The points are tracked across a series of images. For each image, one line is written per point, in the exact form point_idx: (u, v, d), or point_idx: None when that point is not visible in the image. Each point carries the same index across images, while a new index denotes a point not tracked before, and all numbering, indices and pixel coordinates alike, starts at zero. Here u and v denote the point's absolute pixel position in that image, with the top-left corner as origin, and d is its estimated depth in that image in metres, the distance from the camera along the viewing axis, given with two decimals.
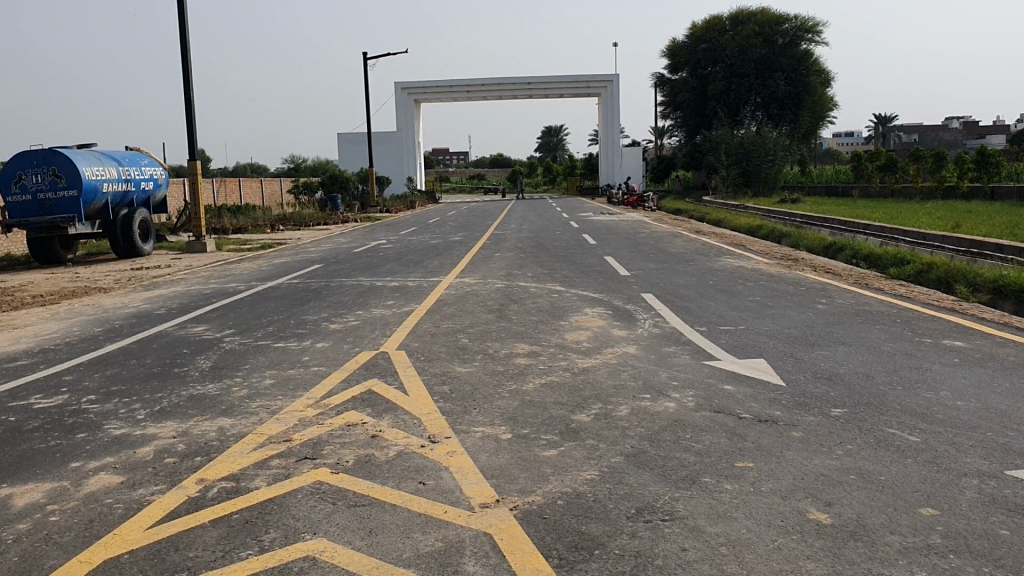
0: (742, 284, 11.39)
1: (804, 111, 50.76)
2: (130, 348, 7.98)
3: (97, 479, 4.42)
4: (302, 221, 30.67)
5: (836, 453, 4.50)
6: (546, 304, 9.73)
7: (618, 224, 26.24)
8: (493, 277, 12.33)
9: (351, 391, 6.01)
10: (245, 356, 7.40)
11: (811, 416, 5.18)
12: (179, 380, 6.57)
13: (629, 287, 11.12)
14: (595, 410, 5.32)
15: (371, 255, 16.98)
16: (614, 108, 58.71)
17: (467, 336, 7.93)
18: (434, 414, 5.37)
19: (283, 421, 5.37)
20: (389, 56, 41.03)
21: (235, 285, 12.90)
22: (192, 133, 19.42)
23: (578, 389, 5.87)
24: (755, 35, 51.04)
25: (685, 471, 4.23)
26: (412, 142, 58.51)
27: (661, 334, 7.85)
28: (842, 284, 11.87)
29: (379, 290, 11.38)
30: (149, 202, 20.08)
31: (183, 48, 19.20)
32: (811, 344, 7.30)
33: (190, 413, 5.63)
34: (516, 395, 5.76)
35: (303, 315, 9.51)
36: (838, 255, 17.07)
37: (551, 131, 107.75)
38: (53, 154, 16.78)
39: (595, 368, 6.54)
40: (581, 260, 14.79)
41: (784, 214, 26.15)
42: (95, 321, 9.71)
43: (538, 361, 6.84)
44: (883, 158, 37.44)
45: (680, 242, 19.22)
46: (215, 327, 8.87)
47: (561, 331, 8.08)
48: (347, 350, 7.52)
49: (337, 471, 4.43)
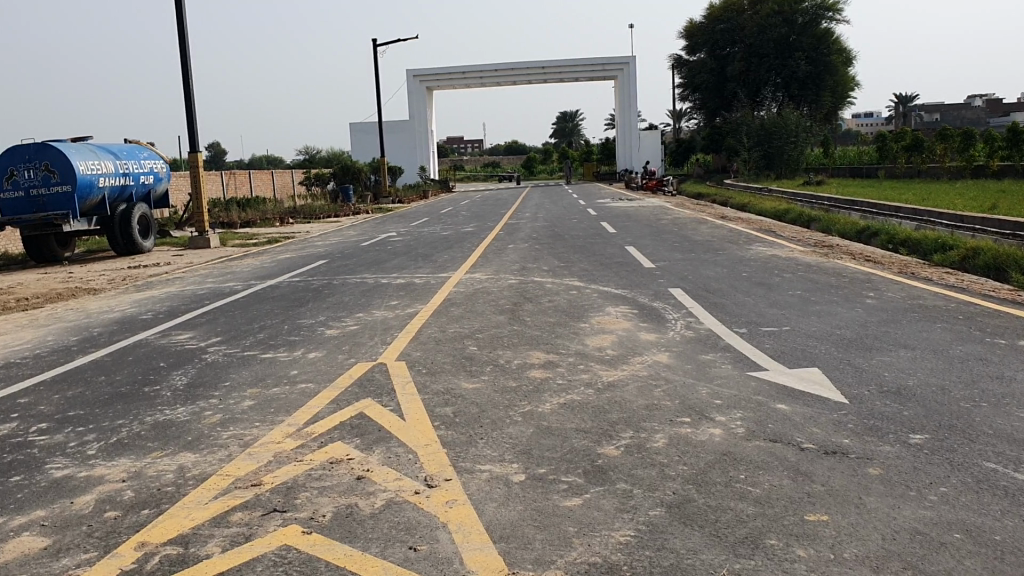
0: (778, 276, 10.44)
1: (825, 91, 49.40)
2: (103, 361, 7.17)
3: (16, 545, 3.60)
4: (312, 213, 29.85)
5: (929, 500, 3.59)
6: (564, 302, 8.86)
7: (638, 211, 25.30)
8: (506, 272, 11.44)
9: (339, 416, 5.15)
10: (226, 370, 6.57)
11: (887, 444, 4.28)
12: (147, 403, 5.75)
13: (654, 281, 10.24)
14: (625, 441, 4.45)
15: (379, 248, 16.19)
16: (631, 91, 57.60)
17: (476, 342, 7.07)
18: (433, 447, 4.50)
19: (255, 457, 4.53)
20: (399, 42, 40.22)
21: (231, 284, 12.12)
22: (193, 123, 18.65)
23: (605, 412, 4.99)
24: (774, 14, 49.75)
25: (745, 530, 3.37)
26: (425, 131, 57.65)
27: (695, 338, 6.96)
28: (886, 273, 10.92)
29: (384, 288, 10.55)
30: (150, 197, 19.33)
31: (180, 35, 18.43)
32: (868, 348, 6.39)
33: (149, 448, 4.80)
34: (531, 420, 4.88)
35: (298, 319, 8.66)
36: (873, 241, 16.08)
37: (565, 117, 106.12)
38: (45, 148, 16.02)
39: (622, 382, 5.66)
40: (600, 251, 13.92)
41: (810, 198, 25.14)
42: (72, 329, 8.93)
43: (557, 374, 5.96)
44: (908, 138, 36.26)
45: (705, 229, 18.25)
46: (199, 334, 8.06)
47: (580, 335, 7.21)
48: (342, 360, 6.67)
49: (310, 530, 3.58)
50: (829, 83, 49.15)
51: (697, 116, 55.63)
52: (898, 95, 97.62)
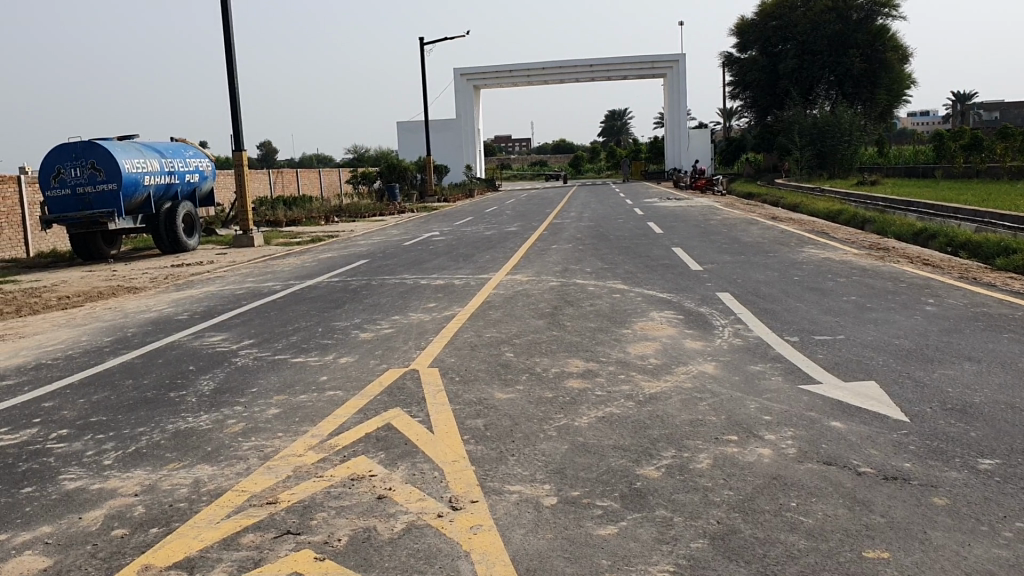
0: (832, 281, 10.02)
1: (881, 89, 48.29)
2: (132, 363, 7.04)
3: (16, 565, 3.41)
4: (358, 212, 29.82)
5: (1004, 537, 3.23)
6: (606, 306, 8.55)
7: (687, 210, 24.84)
8: (548, 274, 11.17)
9: (364, 427, 4.91)
10: (255, 374, 6.38)
11: (953, 470, 3.92)
12: (171, 409, 5.57)
13: (701, 284, 9.89)
14: (666, 461, 4.15)
15: (422, 248, 16.00)
16: (680, 89, 56.92)
17: (513, 349, 6.80)
18: (460, 463, 4.24)
19: (274, 471, 4.31)
20: (446, 41, 40.09)
21: (270, 284, 12.01)
22: (237, 121, 18.65)
23: (645, 427, 4.69)
24: (828, 11, 48.74)
25: (797, 567, 3.05)
26: (472, 129, 57.56)
27: (743, 347, 6.62)
28: (946, 278, 10.44)
29: (423, 289, 10.33)
30: (195, 195, 19.38)
31: (226, 33, 18.44)
32: (928, 360, 6.00)
33: (166, 459, 4.60)
34: (566, 436, 4.60)
35: (334, 321, 8.47)
36: (931, 244, 15.51)
37: (614, 116, 105.44)
38: (92, 147, 16.08)
39: (664, 394, 5.35)
40: (646, 252, 13.58)
41: (865, 198, 24.46)
42: (107, 329, 8.84)
43: (596, 384, 5.66)
44: (967, 137, 35.23)
45: (756, 230, 17.79)
46: (232, 337, 7.90)
47: (622, 342, 6.91)
48: (373, 366, 6.43)
49: (323, 556, 3.33)
50: (884, 81, 48.02)
51: (748, 114, 54.79)
52: (955, 93, 95.26)
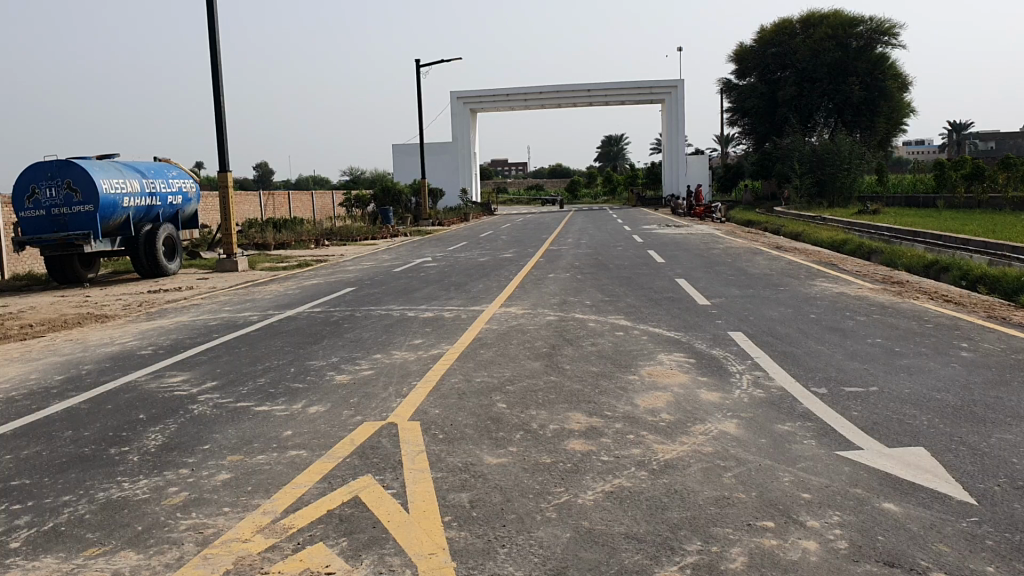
0: (851, 319, 9.30)
1: (880, 118, 47.77)
2: (77, 409, 6.24)
3: None
4: (349, 236, 29.10)
5: None
6: (609, 346, 7.79)
7: (686, 238, 24.16)
8: (544, 307, 10.43)
9: (328, 500, 4.16)
10: (212, 427, 5.59)
11: None
12: (108, 471, 4.78)
13: (712, 322, 9.15)
14: (691, 559, 3.40)
15: (413, 276, 15.25)
16: (678, 115, 56.50)
17: (505, 398, 6.03)
18: (439, 558, 3.48)
19: (211, 563, 3.52)
20: (443, 62, 39.75)
21: (247, 313, 11.25)
22: (222, 139, 17.94)
23: (661, 508, 3.92)
24: (827, 38, 48.49)
25: None
26: (468, 152, 57.06)
27: (766, 400, 5.85)
28: (971, 316, 9.76)
29: (410, 323, 9.57)
30: (177, 218, 18.64)
31: (212, 52, 17.79)
32: (981, 420, 5.24)
33: (86, 541, 3.81)
34: (568, 519, 3.83)
35: (308, 360, 7.70)
36: (944, 277, 14.79)
37: (609, 141, 105.61)
38: (69, 166, 15.31)
39: (681, 462, 4.58)
40: (648, 284, 12.85)
41: (868, 228, 23.88)
42: (62, 365, 8.05)
43: (601, 446, 4.88)
44: (968, 166, 34.59)
45: (761, 261, 17.07)
46: (194, 378, 7.12)
47: (628, 391, 6.13)
48: (345, 419, 5.63)
49: None
50: (884, 110, 47.60)
51: (747, 141, 54.38)
52: (952, 123, 94.63)
